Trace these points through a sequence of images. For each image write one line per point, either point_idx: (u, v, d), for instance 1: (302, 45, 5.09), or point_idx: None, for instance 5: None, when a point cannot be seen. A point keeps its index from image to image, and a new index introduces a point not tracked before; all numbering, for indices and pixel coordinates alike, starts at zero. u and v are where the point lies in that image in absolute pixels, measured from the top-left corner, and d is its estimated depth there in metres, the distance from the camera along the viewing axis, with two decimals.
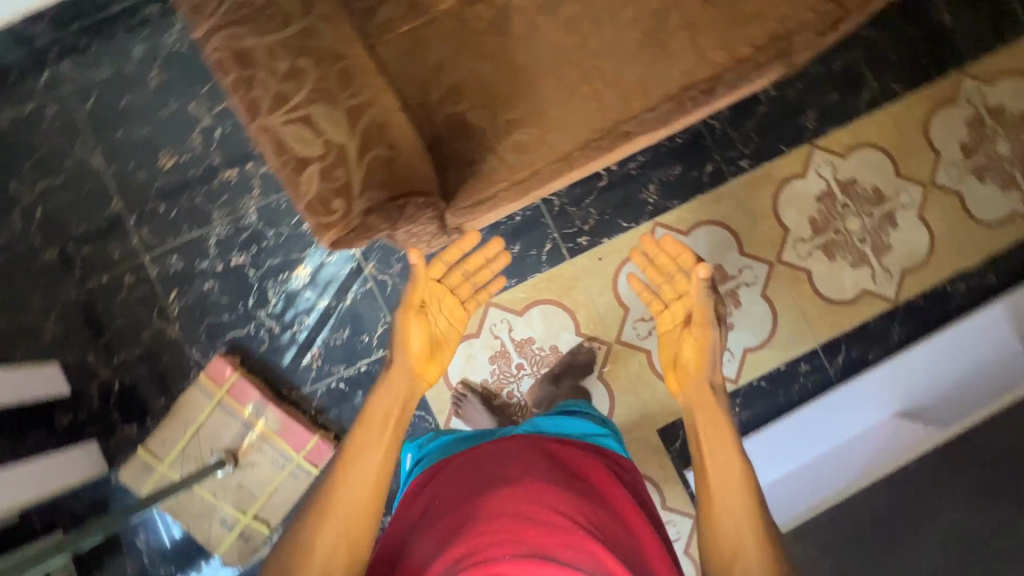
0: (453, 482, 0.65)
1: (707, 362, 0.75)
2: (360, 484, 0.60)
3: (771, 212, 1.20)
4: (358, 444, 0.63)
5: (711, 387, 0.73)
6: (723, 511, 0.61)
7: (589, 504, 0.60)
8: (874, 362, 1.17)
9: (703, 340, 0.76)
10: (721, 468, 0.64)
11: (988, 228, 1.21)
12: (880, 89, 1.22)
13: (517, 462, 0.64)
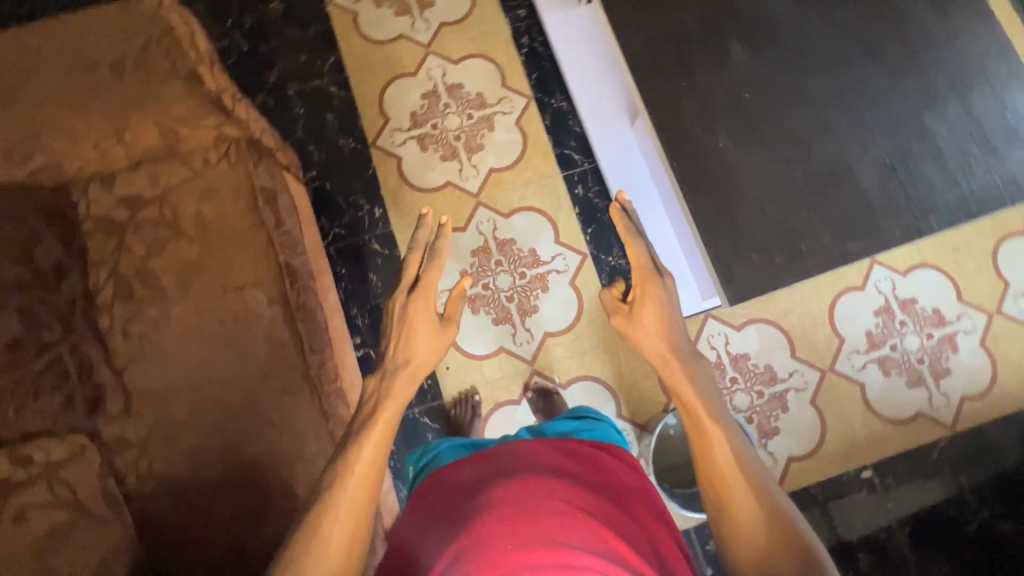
0: (457, 502, 0.58)
1: (646, 340, 0.68)
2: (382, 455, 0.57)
3: (429, 193, 1.25)
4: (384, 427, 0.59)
5: (656, 363, 0.67)
6: (718, 476, 0.56)
7: (602, 505, 0.57)
8: (582, 126, 1.26)
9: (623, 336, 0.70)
10: (696, 428, 0.59)
11: (473, 8, 1.34)
12: (330, 75, 1.31)
13: (529, 471, 0.59)
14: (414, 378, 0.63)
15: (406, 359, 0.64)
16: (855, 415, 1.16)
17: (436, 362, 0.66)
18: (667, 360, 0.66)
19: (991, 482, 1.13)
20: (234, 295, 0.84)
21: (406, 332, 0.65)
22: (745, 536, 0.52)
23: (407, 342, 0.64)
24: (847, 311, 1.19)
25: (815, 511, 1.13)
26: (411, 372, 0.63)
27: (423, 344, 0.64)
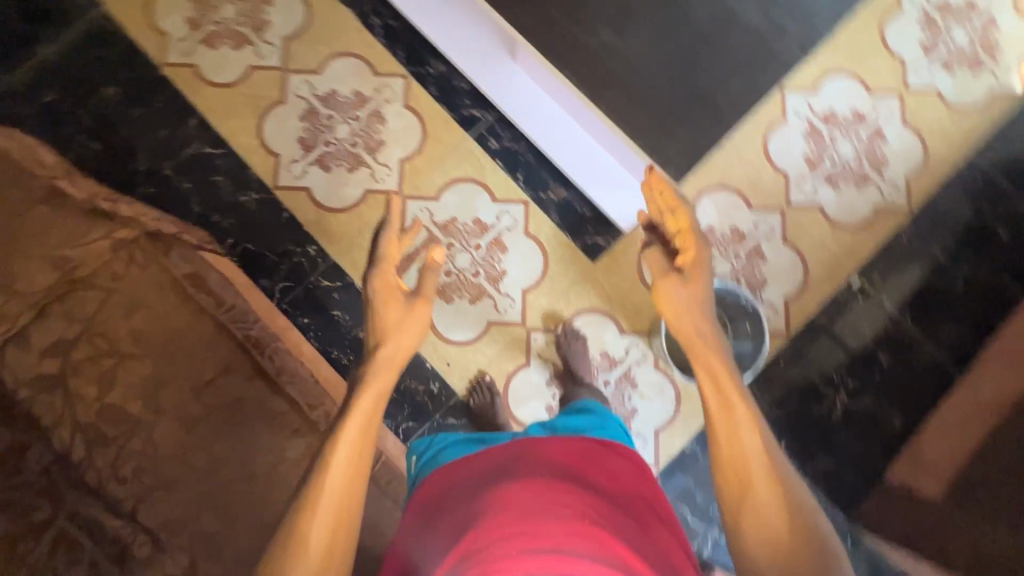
0: (462, 509, 0.59)
1: (687, 304, 0.67)
2: (361, 443, 0.56)
3: (353, 210, 1.20)
4: (366, 416, 0.58)
5: (690, 332, 0.66)
6: (741, 467, 0.55)
7: (610, 510, 0.57)
8: (468, 81, 1.21)
9: (665, 295, 0.69)
10: (725, 413, 0.57)
11: (310, 11, 1.26)
12: (199, 138, 1.22)
13: (539, 478, 0.59)
14: (391, 350, 0.66)
15: (377, 336, 0.68)
16: (826, 236, 1.21)
17: (414, 335, 0.69)
18: (704, 329, 0.65)
19: (957, 241, 1.21)
20: (212, 390, 0.80)
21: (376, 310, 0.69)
22: (761, 527, 0.52)
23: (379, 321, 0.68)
24: (780, 146, 1.22)
25: (827, 334, 1.18)
26: (387, 345, 0.66)
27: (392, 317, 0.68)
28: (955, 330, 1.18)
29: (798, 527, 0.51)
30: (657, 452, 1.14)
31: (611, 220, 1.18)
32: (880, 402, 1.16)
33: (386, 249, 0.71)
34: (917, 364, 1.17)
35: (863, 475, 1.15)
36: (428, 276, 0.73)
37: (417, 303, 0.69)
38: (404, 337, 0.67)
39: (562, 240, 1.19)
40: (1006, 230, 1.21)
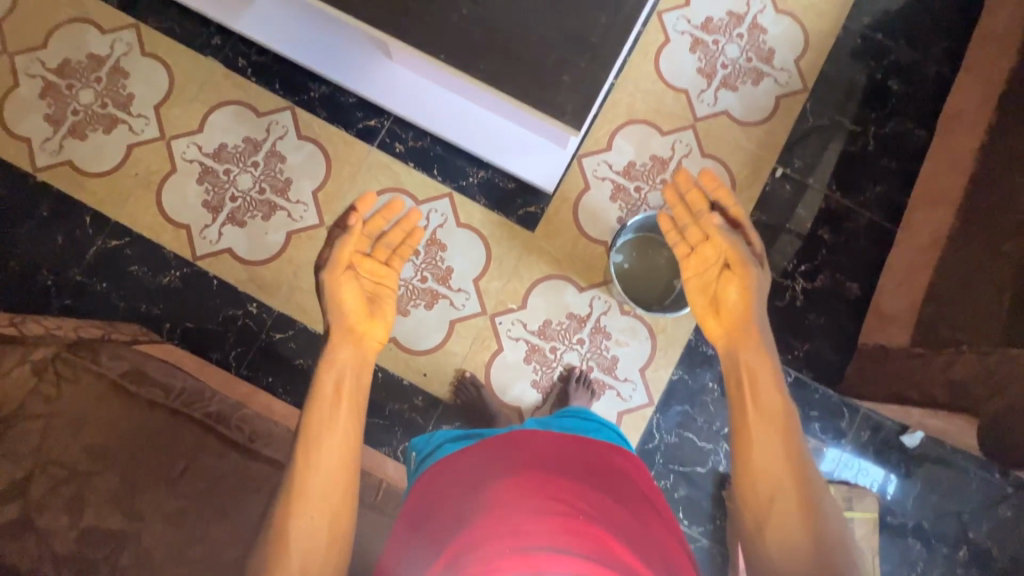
0: (450, 506, 0.60)
1: (759, 295, 0.75)
2: (330, 464, 0.63)
3: (281, 256, 1.16)
4: (324, 420, 0.67)
5: (757, 320, 0.74)
6: (771, 477, 0.62)
7: (601, 498, 0.58)
8: (353, 93, 1.19)
9: (748, 279, 0.74)
10: (762, 417, 0.65)
11: (172, 72, 1.20)
12: (100, 234, 1.15)
13: (533, 470, 0.60)
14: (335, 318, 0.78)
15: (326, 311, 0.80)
16: (740, 137, 1.24)
17: (345, 296, 0.79)
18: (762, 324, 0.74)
19: (858, 105, 1.26)
20: (185, 478, 0.77)
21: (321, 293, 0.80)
22: (786, 534, 0.59)
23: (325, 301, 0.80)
24: (672, 66, 1.24)
25: (768, 229, 1.22)
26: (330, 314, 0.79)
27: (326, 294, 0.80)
28: (880, 187, 1.24)
29: (810, 539, 0.58)
30: (649, 390, 1.16)
31: (536, 186, 1.18)
32: (835, 276, 1.21)
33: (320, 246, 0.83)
34: (856, 230, 1.22)
35: (840, 347, 1.19)
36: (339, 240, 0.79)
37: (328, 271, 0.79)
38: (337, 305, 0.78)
39: (495, 220, 1.19)
40: (897, 82, 1.26)
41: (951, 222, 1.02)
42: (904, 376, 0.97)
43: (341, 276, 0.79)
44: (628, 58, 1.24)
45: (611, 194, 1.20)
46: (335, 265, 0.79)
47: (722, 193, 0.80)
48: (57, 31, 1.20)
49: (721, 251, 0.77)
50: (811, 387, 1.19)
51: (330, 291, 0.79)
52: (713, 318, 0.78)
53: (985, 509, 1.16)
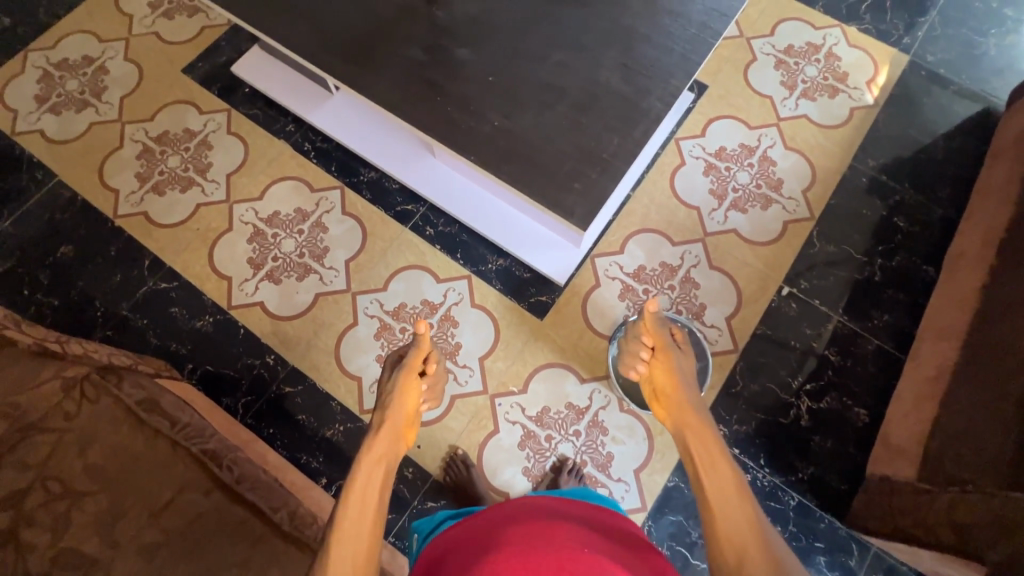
0: (462, 553, 0.58)
1: (683, 372, 0.81)
2: (360, 542, 0.55)
3: (305, 314, 1.25)
4: (359, 488, 0.61)
5: (689, 394, 0.77)
6: (736, 540, 0.54)
7: (614, 549, 0.57)
8: (397, 179, 1.34)
9: (668, 363, 0.82)
10: (716, 479, 0.60)
11: (248, 148, 1.40)
12: (153, 276, 1.29)
13: (544, 517, 0.60)
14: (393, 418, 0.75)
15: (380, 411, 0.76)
16: (747, 254, 1.31)
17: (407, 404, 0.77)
18: (695, 395, 0.77)
19: (864, 237, 1.32)
20: (168, 510, 0.79)
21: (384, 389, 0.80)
22: None
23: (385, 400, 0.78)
24: (686, 185, 1.36)
25: (772, 343, 1.24)
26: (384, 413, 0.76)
27: (394, 394, 0.78)
28: (888, 315, 1.25)
29: None
30: (642, 494, 1.12)
31: (548, 278, 1.26)
32: (842, 399, 1.19)
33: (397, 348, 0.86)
34: (864, 355, 1.23)
35: (847, 475, 1.15)
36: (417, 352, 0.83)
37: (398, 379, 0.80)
38: (403, 416, 0.76)
39: (508, 304, 1.26)
40: (903, 220, 1.33)
41: (956, 356, 1.02)
42: (910, 513, 0.92)
43: (410, 386, 0.80)
44: (645, 175, 1.37)
45: (620, 292, 1.27)
46: (406, 375, 0.80)
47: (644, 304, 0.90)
48: (165, 108, 1.44)
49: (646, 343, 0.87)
50: (816, 515, 1.12)
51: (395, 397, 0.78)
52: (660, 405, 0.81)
53: None
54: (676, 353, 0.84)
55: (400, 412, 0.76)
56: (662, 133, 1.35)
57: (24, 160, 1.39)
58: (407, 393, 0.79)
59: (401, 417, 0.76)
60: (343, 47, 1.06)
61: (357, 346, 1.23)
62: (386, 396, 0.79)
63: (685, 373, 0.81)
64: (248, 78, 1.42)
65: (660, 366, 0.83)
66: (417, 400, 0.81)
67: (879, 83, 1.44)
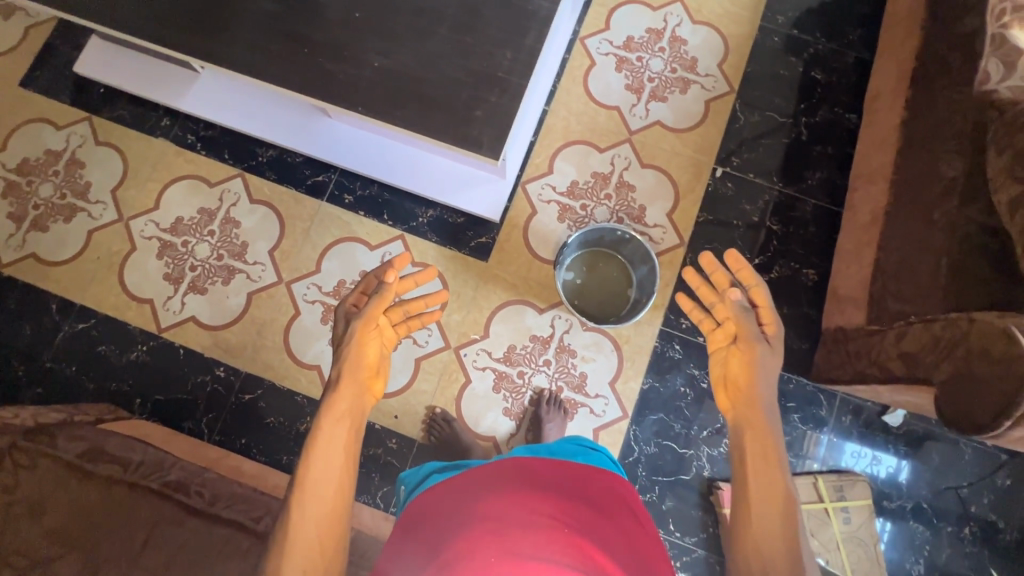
0: (438, 518, 0.59)
1: (764, 372, 0.70)
2: (323, 503, 0.59)
3: (243, 317, 1.18)
4: (319, 456, 0.61)
5: (761, 398, 0.68)
6: (765, 550, 0.57)
7: (588, 513, 0.58)
8: (298, 152, 1.23)
9: (749, 355, 0.70)
10: (765, 494, 0.60)
11: (125, 156, 1.26)
12: (67, 319, 1.18)
13: (524, 483, 0.60)
14: (354, 373, 0.69)
15: (340, 362, 0.70)
16: (675, 144, 1.27)
17: (368, 354, 0.71)
18: (769, 402, 0.68)
19: (785, 98, 1.30)
20: (146, 550, 0.76)
21: (343, 333, 0.73)
22: None
23: (345, 347, 0.71)
24: (601, 87, 1.29)
25: (716, 227, 1.24)
26: (345, 365, 0.70)
27: (354, 340, 0.71)
28: (820, 172, 1.26)
29: None
30: (621, 402, 1.15)
31: (482, 218, 1.21)
32: (790, 264, 1.22)
33: (356, 288, 0.77)
34: (804, 217, 1.24)
35: (806, 334, 1.19)
36: (375, 300, 0.73)
37: (357, 324, 0.72)
38: (366, 365, 0.71)
39: (449, 254, 1.21)
40: (820, 72, 1.30)
41: (886, 196, 1.03)
42: (864, 355, 0.96)
43: (371, 332, 0.73)
44: (557, 85, 1.29)
45: (558, 214, 1.23)
46: (366, 321, 0.72)
47: (750, 273, 0.75)
48: (15, 132, 1.27)
49: (733, 326, 0.74)
50: (784, 378, 1.18)
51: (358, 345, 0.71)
52: (723, 386, 0.74)
53: (982, 478, 1.13)
54: (768, 348, 0.71)
55: (361, 361, 0.71)
56: (563, 35, 1.27)
57: None
58: (366, 334, 0.72)
59: (363, 366, 0.71)
60: (182, 16, 0.92)
61: (306, 334, 1.18)
62: (345, 344, 0.72)
63: (767, 363, 0.70)
64: (96, 76, 1.25)
65: (738, 352, 0.72)
66: (380, 344, 0.75)
67: None
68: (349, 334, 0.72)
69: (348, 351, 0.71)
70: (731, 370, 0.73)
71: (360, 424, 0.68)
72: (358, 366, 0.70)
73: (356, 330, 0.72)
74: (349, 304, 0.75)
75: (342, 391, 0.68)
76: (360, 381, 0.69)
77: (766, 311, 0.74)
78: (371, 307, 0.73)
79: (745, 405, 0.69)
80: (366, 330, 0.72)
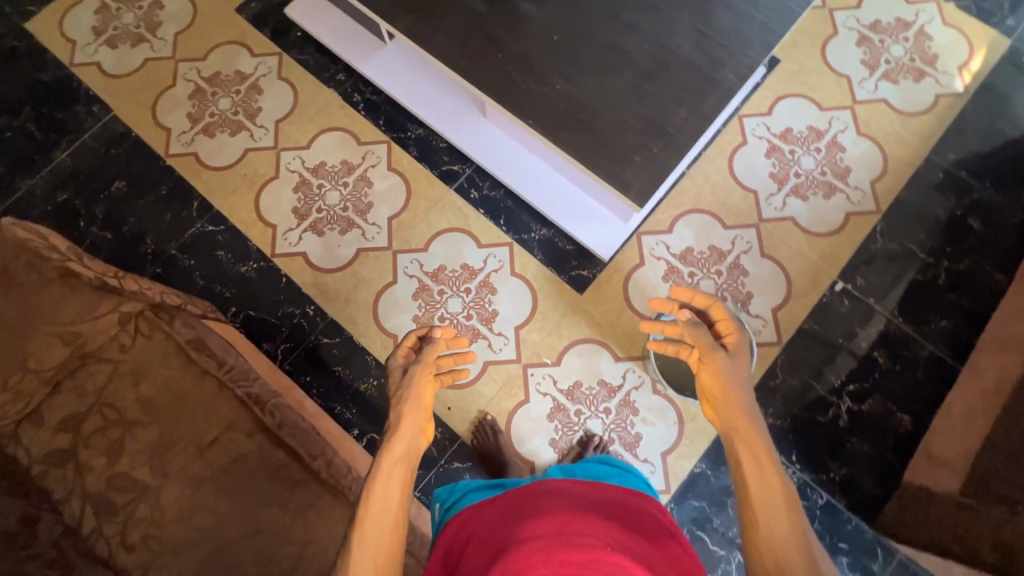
0: (484, 546, 0.57)
1: (737, 381, 0.66)
2: (383, 538, 0.61)
3: (346, 268, 1.26)
4: (378, 493, 0.64)
5: (741, 402, 0.64)
6: (780, 550, 0.53)
7: (631, 545, 0.54)
8: (445, 139, 1.31)
9: (716, 366, 0.67)
10: (763, 489, 0.57)
11: (298, 95, 1.38)
12: (201, 218, 1.31)
13: (560, 507, 0.57)
14: (409, 414, 0.72)
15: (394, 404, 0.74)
16: (802, 245, 1.24)
17: (424, 399, 0.74)
18: (748, 405, 0.64)
19: (931, 235, 1.24)
20: (213, 446, 0.82)
21: (395, 380, 0.78)
22: None
23: (397, 393, 0.76)
24: (745, 166, 1.29)
25: (819, 339, 1.19)
26: (399, 407, 0.73)
27: (408, 386, 0.75)
28: (948, 320, 1.18)
29: None
30: (667, 476, 1.12)
31: (591, 252, 1.23)
32: (885, 403, 1.15)
33: (407, 338, 0.83)
34: (916, 360, 1.17)
35: (882, 481, 1.11)
36: (428, 351, 0.79)
37: (413, 372, 0.76)
38: (422, 408, 0.74)
39: (548, 275, 1.24)
40: (978, 222, 1.24)
41: (1020, 370, 0.96)
42: (947, 525, 0.89)
43: (426, 380, 0.76)
44: (703, 152, 1.30)
45: (664, 273, 1.23)
46: (420, 368, 0.77)
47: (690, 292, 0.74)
48: (217, 48, 1.43)
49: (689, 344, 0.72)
50: (844, 516, 1.10)
51: (409, 386, 0.75)
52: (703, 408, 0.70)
53: None
54: (725, 357, 0.68)
55: (414, 403, 0.74)
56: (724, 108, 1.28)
57: (81, 91, 1.40)
58: (421, 383, 0.75)
59: (418, 408, 0.73)
60: None
61: (395, 303, 1.24)
62: (398, 389, 0.76)
63: (739, 374, 0.68)
64: (300, 22, 1.39)
65: (702, 367, 0.69)
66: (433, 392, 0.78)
67: (971, 69, 1.31)
68: (401, 381, 0.77)
69: (401, 395, 0.74)
70: (704, 389, 0.69)
71: (416, 465, 0.70)
72: (410, 408, 0.73)
73: (409, 377, 0.76)
74: (399, 353, 0.81)
75: (395, 430, 0.70)
76: (412, 420, 0.71)
77: (724, 324, 0.73)
78: (425, 356, 0.78)
79: (721, 411, 0.65)
80: (421, 377, 0.76)
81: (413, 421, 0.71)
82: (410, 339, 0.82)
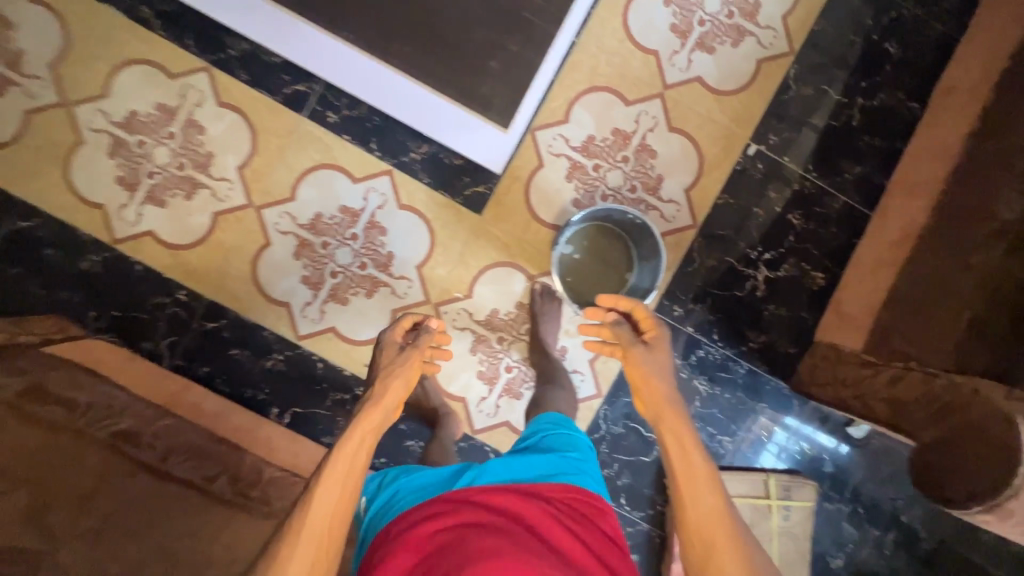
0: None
1: (658, 375, 0.69)
2: (339, 499, 0.58)
3: (207, 238, 1.08)
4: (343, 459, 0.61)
5: (664, 394, 0.67)
6: (707, 532, 0.59)
7: None
8: (276, 53, 1.05)
9: (635, 365, 0.70)
10: (690, 479, 0.61)
11: (67, 23, 1.05)
12: (6, 213, 1.06)
13: (502, 543, 0.54)
14: (398, 396, 0.68)
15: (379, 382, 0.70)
16: (712, 109, 1.11)
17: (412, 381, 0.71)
18: (670, 393, 0.68)
19: (846, 71, 1.12)
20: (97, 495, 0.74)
21: (386, 357, 0.73)
22: None
23: (384, 368, 0.72)
24: (641, 23, 1.10)
25: (734, 213, 1.13)
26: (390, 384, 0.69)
27: (405, 366, 0.71)
28: (862, 166, 1.12)
29: None
30: (596, 381, 1.13)
31: (481, 164, 1.08)
32: (800, 265, 1.13)
33: (400, 321, 0.78)
34: (830, 215, 1.13)
35: (797, 339, 1.14)
36: (426, 337, 0.75)
37: (408, 353, 0.72)
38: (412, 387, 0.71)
39: (439, 200, 1.09)
40: (894, 45, 1.12)
41: (926, 217, 0.94)
42: (850, 384, 0.93)
43: (417, 364, 0.72)
44: (591, 12, 1.09)
45: (566, 172, 1.10)
46: (416, 351, 0.73)
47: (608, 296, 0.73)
48: None
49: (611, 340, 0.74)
50: (763, 378, 1.15)
51: (410, 374, 0.71)
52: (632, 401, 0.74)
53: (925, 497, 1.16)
54: (645, 352, 0.71)
55: (406, 383, 0.70)
56: None
57: None
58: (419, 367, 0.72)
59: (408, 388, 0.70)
60: None
61: (275, 266, 1.09)
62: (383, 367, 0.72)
63: (661, 366, 0.70)
64: None
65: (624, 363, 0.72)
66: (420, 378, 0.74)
67: None
68: (397, 360, 0.72)
69: (390, 373, 0.70)
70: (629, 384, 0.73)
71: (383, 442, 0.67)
72: (400, 389, 0.69)
73: (408, 358, 0.72)
74: (393, 334, 0.76)
75: (380, 408, 0.66)
76: (397, 401, 0.68)
77: (644, 317, 0.74)
78: (424, 341, 0.74)
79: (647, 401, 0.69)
80: (413, 360, 0.71)
81: (399, 401, 0.68)
82: (406, 321, 0.78)
